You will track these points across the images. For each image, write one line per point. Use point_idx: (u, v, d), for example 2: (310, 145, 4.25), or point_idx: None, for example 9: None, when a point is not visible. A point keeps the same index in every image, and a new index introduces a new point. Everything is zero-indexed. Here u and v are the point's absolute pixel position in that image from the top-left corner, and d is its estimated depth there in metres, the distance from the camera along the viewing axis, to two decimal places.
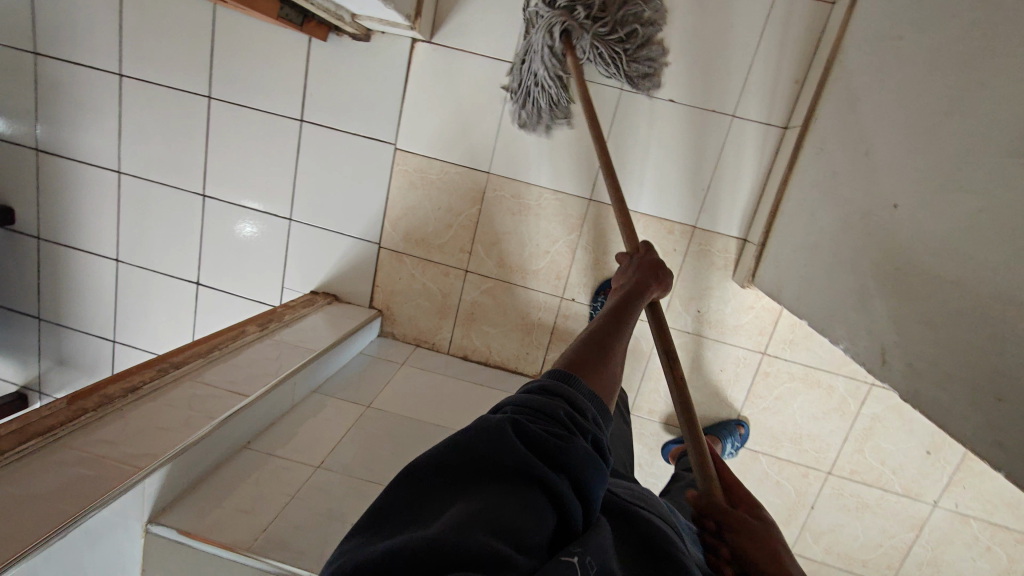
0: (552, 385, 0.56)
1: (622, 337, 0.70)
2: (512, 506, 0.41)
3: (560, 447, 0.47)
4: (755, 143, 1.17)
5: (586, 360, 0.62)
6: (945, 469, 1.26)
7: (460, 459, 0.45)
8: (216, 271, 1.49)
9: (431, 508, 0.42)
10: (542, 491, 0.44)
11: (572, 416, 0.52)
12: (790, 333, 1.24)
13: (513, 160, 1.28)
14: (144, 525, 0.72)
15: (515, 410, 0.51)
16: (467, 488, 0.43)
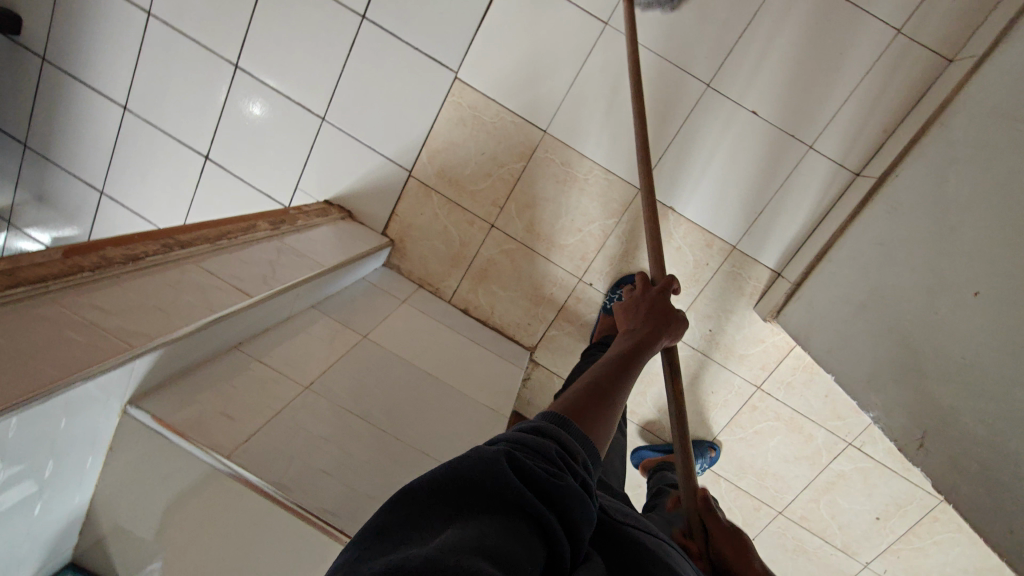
0: (544, 421, 0.51)
1: (619, 389, 0.64)
2: (511, 541, 0.36)
3: (552, 480, 0.42)
4: (821, 181, 1.13)
5: (586, 398, 0.59)
6: (887, 537, 1.31)
7: (448, 485, 0.40)
8: (229, 152, 1.39)
9: (421, 534, 0.36)
10: (536, 531, 0.39)
11: (563, 456, 0.46)
12: (790, 375, 1.24)
13: (574, 126, 1.20)
14: (122, 405, 0.68)
15: (510, 444, 0.45)
16: (462, 515, 0.38)
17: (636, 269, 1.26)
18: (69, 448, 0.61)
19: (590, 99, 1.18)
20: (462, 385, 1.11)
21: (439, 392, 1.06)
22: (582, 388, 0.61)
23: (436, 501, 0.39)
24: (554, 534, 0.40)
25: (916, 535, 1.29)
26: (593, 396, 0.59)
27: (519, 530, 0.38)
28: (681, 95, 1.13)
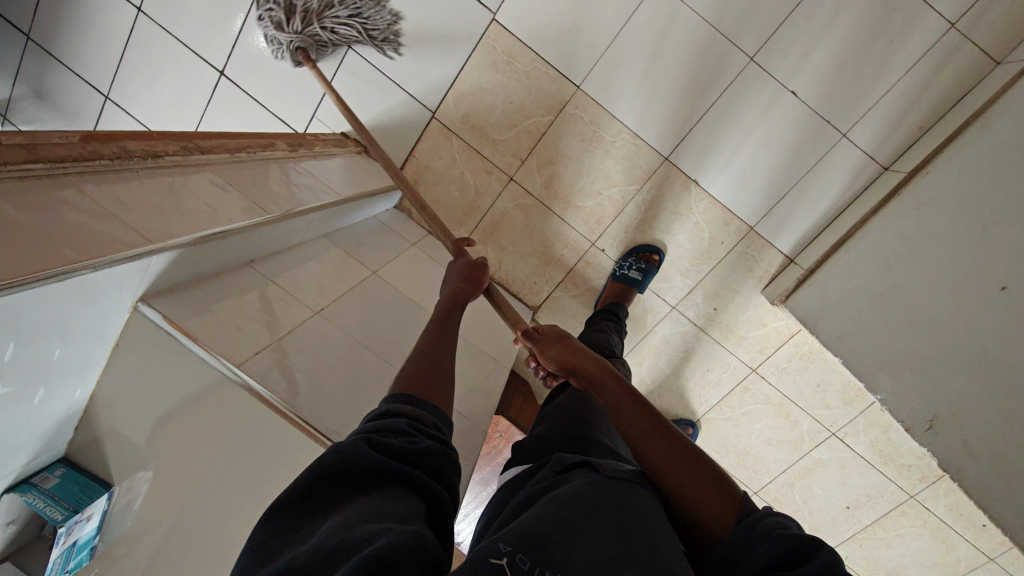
0: (394, 402, 0.56)
1: (447, 346, 0.72)
2: (384, 503, 0.44)
3: (407, 445, 0.49)
4: (849, 172, 1.12)
5: (406, 373, 0.63)
6: (853, 526, 1.36)
7: (321, 483, 0.45)
8: (246, 70, 1.34)
9: (308, 531, 0.42)
10: (408, 487, 0.47)
11: (417, 425, 0.54)
12: (785, 361, 1.26)
13: (609, 85, 1.17)
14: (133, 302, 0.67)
15: (367, 430, 0.50)
16: (342, 499, 0.44)
17: (650, 239, 1.25)
18: (79, 337, 0.60)
19: (629, 58, 1.15)
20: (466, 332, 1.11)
21: None
22: (416, 359, 0.66)
23: (318, 501, 0.44)
24: (426, 486, 0.48)
25: (880, 526, 1.34)
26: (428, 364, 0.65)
27: (395, 492, 0.45)
28: (722, 66, 1.11)
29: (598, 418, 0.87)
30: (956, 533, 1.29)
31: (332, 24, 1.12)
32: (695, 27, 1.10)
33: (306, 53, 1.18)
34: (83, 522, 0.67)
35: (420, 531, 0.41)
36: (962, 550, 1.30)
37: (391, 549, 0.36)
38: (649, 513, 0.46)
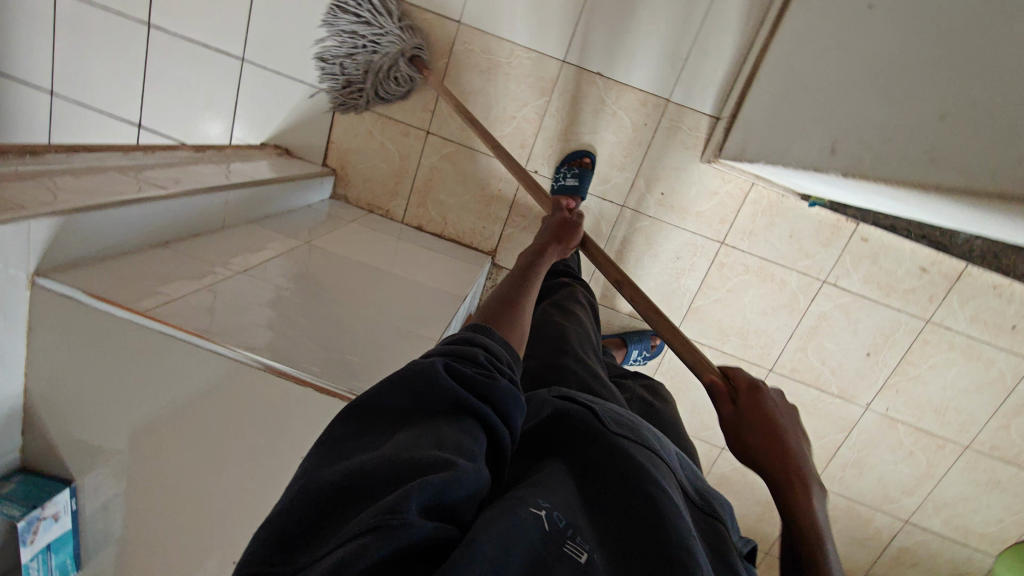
0: (473, 332, 0.57)
1: (525, 294, 0.76)
2: (452, 432, 0.45)
3: (484, 381, 0.49)
4: (739, 12, 1.11)
5: (493, 310, 0.68)
6: (881, 373, 1.29)
7: (400, 394, 0.47)
8: (161, 115, 1.37)
9: (380, 435, 0.45)
10: (477, 419, 0.48)
11: (493, 361, 0.54)
12: (750, 223, 1.22)
13: (487, 9, 1.19)
14: (30, 277, 0.64)
15: (448, 356, 0.52)
16: (414, 419, 0.46)
17: (577, 146, 1.25)
18: None
19: None
20: (419, 279, 1.10)
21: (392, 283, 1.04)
22: (493, 305, 0.71)
23: (391, 405, 0.47)
24: (494, 425, 0.49)
25: (908, 364, 1.27)
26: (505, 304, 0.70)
27: (466, 422, 0.47)
28: None
29: (579, 343, 0.92)
30: (986, 345, 1.23)
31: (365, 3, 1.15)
32: None
33: (416, 62, 1.19)
34: (49, 520, 0.68)
35: (482, 468, 0.44)
36: (999, 360, 1.24)
37: (460, 484, 0.40)
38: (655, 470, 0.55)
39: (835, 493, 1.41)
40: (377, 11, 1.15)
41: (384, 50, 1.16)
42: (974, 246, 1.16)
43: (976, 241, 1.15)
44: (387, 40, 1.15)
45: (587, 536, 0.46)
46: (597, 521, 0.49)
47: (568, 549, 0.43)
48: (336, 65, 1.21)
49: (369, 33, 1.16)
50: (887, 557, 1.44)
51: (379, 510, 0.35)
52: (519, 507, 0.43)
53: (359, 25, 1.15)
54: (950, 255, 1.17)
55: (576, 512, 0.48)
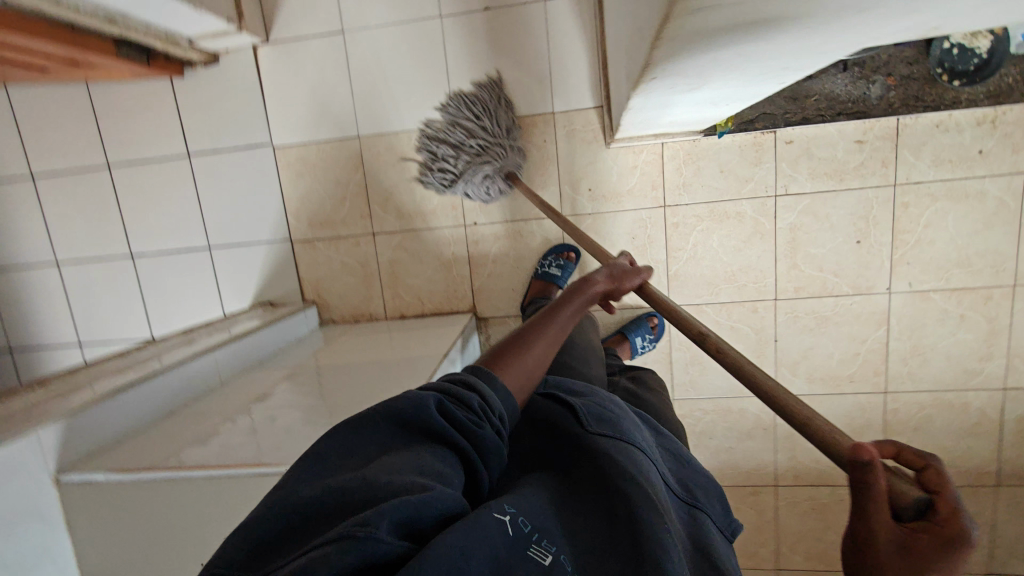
0: (473, 374, 0.57)
1: (548, 328, 0.71)
2: (428, 457, 0.47)
3: (471, 422, 0.52)
4: (573, 16, 1.23)
5: (507, 344, 0.65)
6: (881, 252, 1.24)
7: (387, 421, 0.50)
8: (166, 320, 1.54)
9: (359, 456, 0.47)
10: (453, 449, 0.50)
11: (487, 408, 0.55)
12: (679, 177, 1.27)
13: (376, 116, 1.36)
14: (54, 477, 0.75)
15: (440, 392, 0.54)
16: (395, 446, 0.48)
17: None
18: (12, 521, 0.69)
19: (372, 88, 1.34)
20: (405, 356, 1.17)
21: (380, 367, 1.11)
22: (507, 339, 0.67)
23: (376, 432, 0.49)
24: (470, 456, 0.51)
25: (902, 233, 1.23)
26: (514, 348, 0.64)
27: (443, 453, 0.49)
28: (429, 36, 1.29)
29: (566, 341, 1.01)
30: (966, 180, 1.18)
31: (479, 108, 1.23)
32: (390, 33, 1.31)
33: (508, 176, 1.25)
34: None
35: (458, 495, 0.46)
36: (990, 189, 1.18)
37: (435, 506, 0.41)
38: (633, 466, 0.56)
39: (913, 391, 1.30)
40: (503, 128, 1.23)
41: (491, 150, 1.21)
42: (890, 101, 1.16)
43: (889, 95, 1.16)
44: (502, 150, 1.22)
45: (561, 543, 0.48)
46: (574, 524, 0.50)
47: (533, 554, 0.44)
48: (441, 155, 1.25)
49: (470, 138, 1.22)
50: (1012, 436, 1.29)
51: (353, 525, 0.37)
52: (487, 513, 0.44)
53: (464, 131, 1.23)
54: (874, 119, 1.17)
55: (548, 520, 0.49)
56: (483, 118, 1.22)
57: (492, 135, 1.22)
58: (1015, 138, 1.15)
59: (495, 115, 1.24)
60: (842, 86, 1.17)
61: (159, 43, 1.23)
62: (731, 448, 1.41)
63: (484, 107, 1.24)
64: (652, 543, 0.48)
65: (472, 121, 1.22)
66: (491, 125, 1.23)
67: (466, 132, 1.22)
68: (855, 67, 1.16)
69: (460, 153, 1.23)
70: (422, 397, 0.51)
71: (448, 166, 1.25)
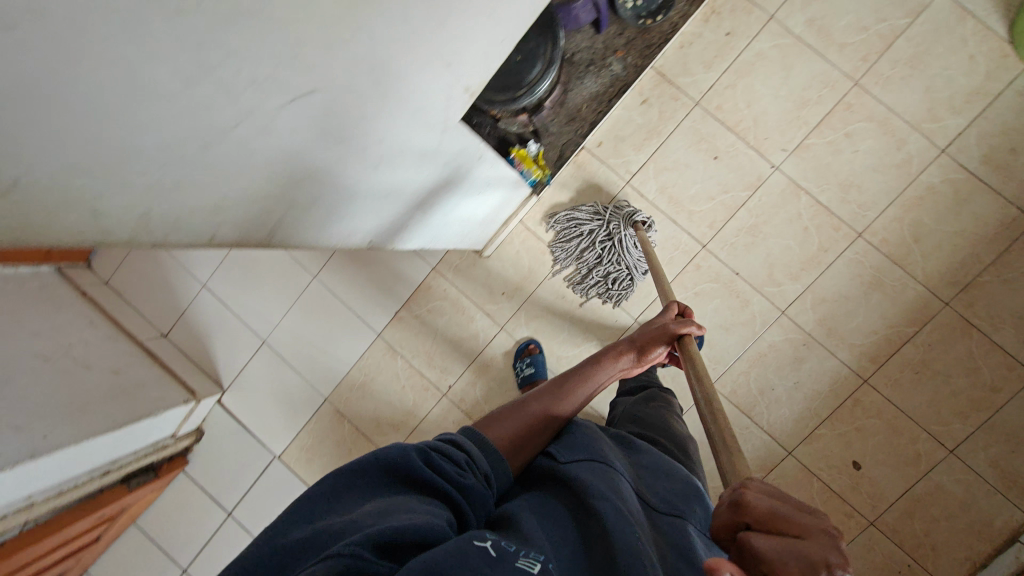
0: (464, 436, 0.62)
1: (558, 391, 0.75)
2: (414, 501, 0.51)
3: (457, 476, 0.56)
4: None
5: (510, 409, 0.70)
6: (739, 149, 1.31)
7: (372, 467, 0.53)
8: None
9: (345, 503, 0.50)
10: (438, 494, 0.53)
11: (470, 462, 0.59)
12: (550, 229, 1.42)
13: (327, 374, 1.55)
14: None
15: (426, 444, 0.57)
16: (382, 492, 0.52)
17: (443, 345, 1.50)
18: None
19: (310, 358, 1.56)
20: None
21: None
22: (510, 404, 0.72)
23: (367, 477, 0.52)
24: (456, 502, 0.54)
25: (739, 125, 1.31)
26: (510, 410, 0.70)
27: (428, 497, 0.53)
28: (317, 294, 1.55)
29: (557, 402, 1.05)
30: (739, 58, 1.29)
31: (572, 229, 1.36)
32: (293, 315, 1.56)
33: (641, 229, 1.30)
34: None
35: (441, 523, 0.49)
36: (762, 48, 1.28)
37: (418, 532, 0.46)
38: (605, 484, 0.60)
39: (880, 214, 1.27)
40: (596, 214, 1.34)
41: (615, 223, 1.32)
42: (631, 66, 1.32)
43: (628, 64, 1.31)
44: (613, 223, 1.32)
45: (549, 557, 0.50)
46: (560, 545, 0.53)
47: (521, 564, 0.46)
48: (597, 276, 1.37)
49: (600, 238, 1.34)
50: (999, 175, 1.21)
51: (344, 546, 0.42)
52: (467, 539, 0.46)
53: (592, 239, 1.35)
54: (633, 85, 1.32)
55: (532, 539, 0.51)
56: (582, 224, 1.35)
57: (603, 217, 1.34)
58: (739, 7, 1.28)
59: (577, 216, 1.36)
60: (594, 84, 1.32)
61: (154, 455, 1.47)
62: (797, 384, 1.32)
63: (572, 222, 1.37)
64: (627, 560, 0.50)
65: (586, 232, 1.35)
66: (592, 219, 1.35)
67: (593, 239, 1.35)
68: (589, 66, 1.31)
69: (609, 245, 1.34)
70: (408, 443, 0.56)
71: (620, 258, 1.33)
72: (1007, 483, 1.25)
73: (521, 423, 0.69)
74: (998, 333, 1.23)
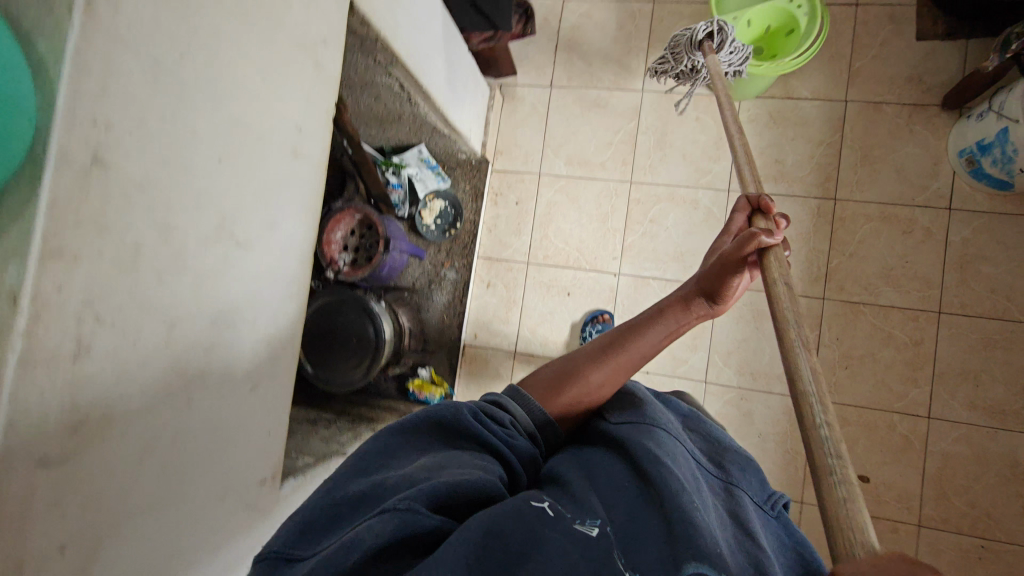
0: (505, 397, 0.66)
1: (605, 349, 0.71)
2: (464, 457, 0.54)
3: (506, 437, 0.59)
4: None
5: (560, 377, 0.69)
6: (583, 276, 1.45)
7: (426, 427, 0.57)
8: None
9: (398, 457, 0.53)
10: (484, 448, 0.57)
11: (515, 421, 0.63)
12: None
13: None
14: None
15: (477, 406, 0.61)
16: (436, 448, 0.56)
17: None
18: None
19: None
20: None
21: None
22: (558, 364, 0.71)
23: (419, 438, 0.56)
24: (505, 458, 0.57)
25: (570, 260, 1.46)
26: (564, 375, 0.69)
27: (476, 451, 0.56)
28: None
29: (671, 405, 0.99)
30: (538, 212, 1.49)
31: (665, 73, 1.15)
32: None
33: (709, 46, 1.03)
34: None
35: (493, 477, 0.51)
36: (548, 197, 1.48)
37: (470, 486, 0.48)
38: (657, 448, 0.60)
39: None
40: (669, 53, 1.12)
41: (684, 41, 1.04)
42: (462, 266, 1.51)
43: (458, 267, 1.51)
44: (681, 49, 1.07)
45: (605, 518, 0.50)
46: (612, 504, 0.53)
47: (577, 527, 0.46)
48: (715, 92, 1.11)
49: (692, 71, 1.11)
50: (782, 182, 1.36)
51: (399, 500, 0.44)
52: (524, 500, 0.47)
53: (688, 70, 1.12)
54: (471, 279, 1.50)
55: (585, 503, 0.52)
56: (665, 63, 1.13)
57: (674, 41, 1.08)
58: (513, 181, 1.50)
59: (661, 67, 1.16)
60: (443, 298, 1.51)
61: None
62: (762, 436, 1.33)
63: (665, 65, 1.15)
64: (683, 519, 0.50)
65: (679, 67, 1.12)
66: (668, 61, 1.13)
67: (690, 71, 1.12)
68: (430, 285, 1.50)
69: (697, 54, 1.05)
70: (461, 407, 0.59)
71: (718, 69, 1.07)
72: (998, 417, 1.22)
73: (575, 391, 0.69)
74: (882, 297, 1.29)
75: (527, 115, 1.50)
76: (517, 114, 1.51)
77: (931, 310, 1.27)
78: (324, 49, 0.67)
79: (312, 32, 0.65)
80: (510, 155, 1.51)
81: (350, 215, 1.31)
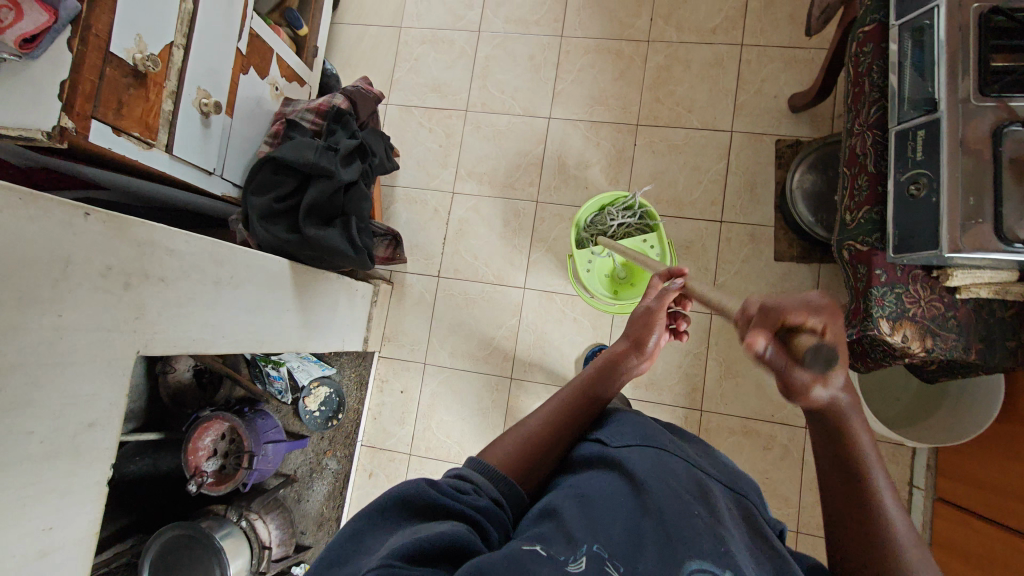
0: (463, 471, 0.59)
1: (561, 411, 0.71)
2: (435, 523, 0.50)
3: (472, 500, 0.54)
4: None
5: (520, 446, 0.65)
6: None
7: (386, 504, 0.52)
8: None
9: (367, 541, 0.48)
10: (458, 513, 0.52)
11: (478, 489, 0.56)
12: None
13: None
14: None
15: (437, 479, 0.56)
16: (406, 521, 0.51)
17: None
18: None
19: None
20: None
21: None
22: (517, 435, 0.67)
23: (385, 514, 0.51)
24: (477, 522, 0.52)
25: (450, 454, 1.46)
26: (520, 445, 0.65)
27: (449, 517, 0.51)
28: None
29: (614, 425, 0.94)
30: (422, 403, 1.50)
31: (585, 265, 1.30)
32: None
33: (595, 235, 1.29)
34: None
35: (464, 536, 0.48)
36: (432, 388, 1.49)
37: (441, 548, 0.45)
38: (656, 467, 0.57)
39: None
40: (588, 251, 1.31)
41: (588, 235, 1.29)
42: (343, 456, 1.50)
43: (340, 457, 1.50)
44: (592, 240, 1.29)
45: (599, 537, 0.48)
46: (608, 522, 0.50)
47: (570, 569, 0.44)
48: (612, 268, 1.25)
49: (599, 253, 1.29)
50: (652, 390, 1.39)
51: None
52: (513, 548, 0.46)
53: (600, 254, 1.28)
54: (352, 469, 1.49)
55: (583, 535, 0.48)
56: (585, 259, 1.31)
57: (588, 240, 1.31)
58: (399, 369, 1.51)
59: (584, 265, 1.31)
60: (324, 488, 1.49)
61: None
62: None
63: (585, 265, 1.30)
64: (682, 536, 0.48)
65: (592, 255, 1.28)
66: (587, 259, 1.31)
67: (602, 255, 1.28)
68: (312, 474, 1.50)
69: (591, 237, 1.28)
70: (420, 480, 0.54)
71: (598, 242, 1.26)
72: None
73: (534, 453, 0.65)
74: None
75: (414, 303, 1.53)
76: (405, 301, 1.53)
77: (790, 529, 1.30)
78: (92, 431, 0.67)
79: (69, 428, 0.64)
80: (396, 341, 1.53)
81: (220, 422, 1.28)
